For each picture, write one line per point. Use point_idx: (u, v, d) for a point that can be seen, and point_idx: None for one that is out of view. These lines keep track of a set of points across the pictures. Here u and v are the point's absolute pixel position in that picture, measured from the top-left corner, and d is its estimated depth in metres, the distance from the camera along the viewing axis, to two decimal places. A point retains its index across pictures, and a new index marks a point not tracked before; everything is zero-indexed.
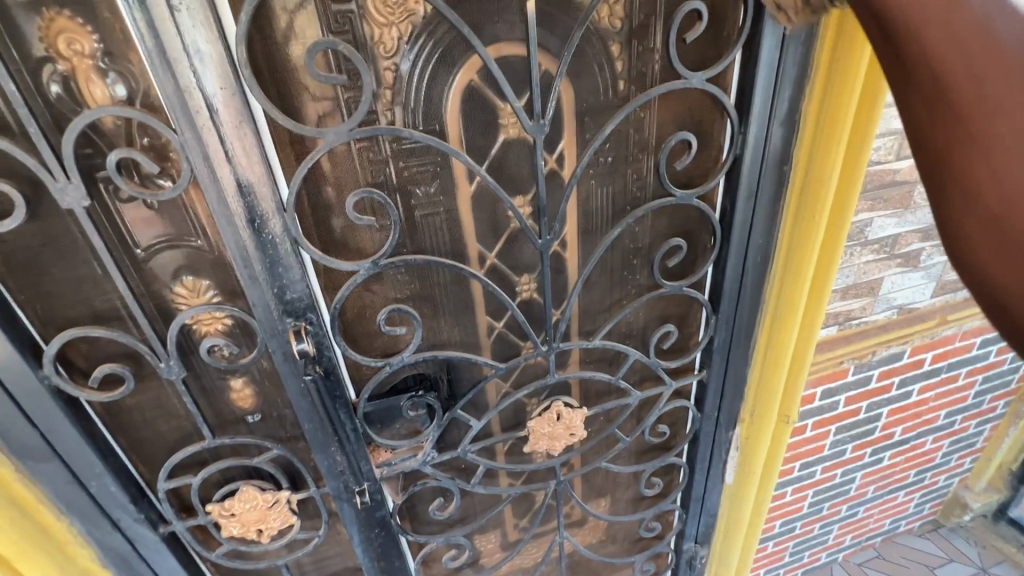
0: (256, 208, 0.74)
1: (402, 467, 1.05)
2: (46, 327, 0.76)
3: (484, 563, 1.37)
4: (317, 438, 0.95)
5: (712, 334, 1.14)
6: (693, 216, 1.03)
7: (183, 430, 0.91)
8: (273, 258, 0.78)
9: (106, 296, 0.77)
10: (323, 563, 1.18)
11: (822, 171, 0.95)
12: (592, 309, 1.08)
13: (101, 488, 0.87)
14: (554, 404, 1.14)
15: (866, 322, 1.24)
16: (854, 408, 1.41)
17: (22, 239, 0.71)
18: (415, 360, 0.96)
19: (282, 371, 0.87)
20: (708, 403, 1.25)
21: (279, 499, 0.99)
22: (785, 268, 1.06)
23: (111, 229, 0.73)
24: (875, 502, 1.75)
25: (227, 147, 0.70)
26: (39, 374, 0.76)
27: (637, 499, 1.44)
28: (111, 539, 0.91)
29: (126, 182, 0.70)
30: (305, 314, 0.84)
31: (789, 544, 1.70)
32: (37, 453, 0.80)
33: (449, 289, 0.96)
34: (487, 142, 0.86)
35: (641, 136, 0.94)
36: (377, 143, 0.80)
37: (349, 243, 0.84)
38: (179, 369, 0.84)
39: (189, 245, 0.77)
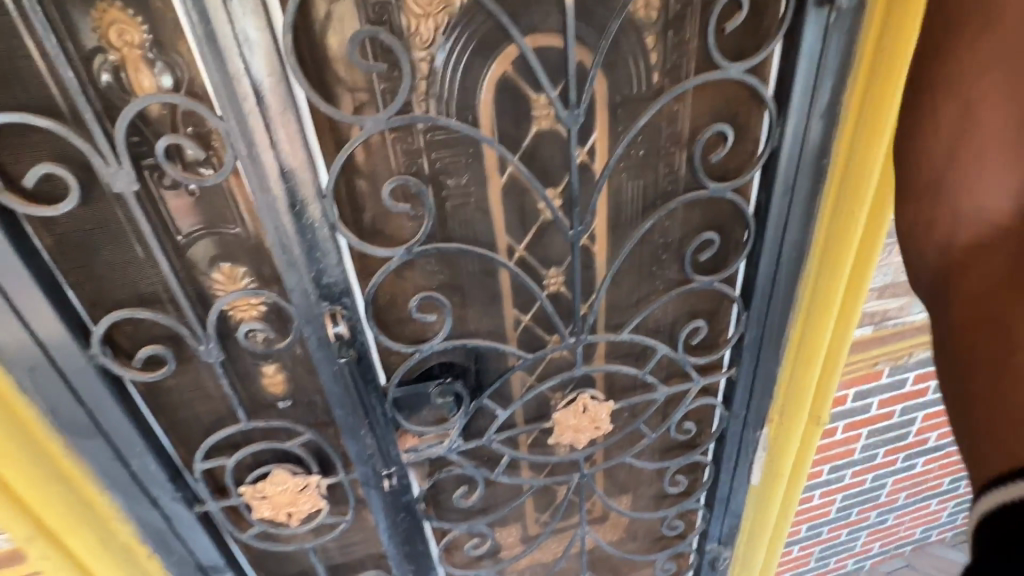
0: (297, 194, 0.76)
1: (428, 454, 1.06)
2: (94, 309, 0.79)
3: (503, 556, 1.37)
4: (347, 423, 0.97)
5: (742, 331, 1.13)
6: (727, 209, 1.02)
7: (218, 412, 0.94)
8: (311, 244, 0.80)
9: (151, 280, 0.80)
10: (348, 549, 1.20)
11: (863, 165, 0.92)
12: (619, 303, 1.07)
13: (141, 466, 0.90)
14: (579, 397, 1.14)
15: (904, 323, 1.20)
16: (888, 412, 1.37)
17: (76, 223, 0.74)
18: (444, 347, 0.97)
19: (317, 356, 0.89)
20: (736, 402, 1.24)
21: (309, 483, 1.02)
22: (821, 265, 1.03)
23: (158, 215, 0.76)
24: (906, 509, 1.70)
25: (271, 135, 0.71)
26: (87, 353, 0.79)
27: (659, 497, 1.43)
28: (149, 516, 0.95)
29: (173, 168, 0.72)
30: (340, 299, 0.85)
31: (814, 550, 1.67)
32: (83, 430, 0.83)
33: (478, 279, 0.96)
34: (519, 133, 0.86)
35: (673, 130, 0.93)
36: (412, 133, 0.81)
37: (383, 230, 0.86)
38: (218, 352, 0.86)
39: (227, 231, 0.79)
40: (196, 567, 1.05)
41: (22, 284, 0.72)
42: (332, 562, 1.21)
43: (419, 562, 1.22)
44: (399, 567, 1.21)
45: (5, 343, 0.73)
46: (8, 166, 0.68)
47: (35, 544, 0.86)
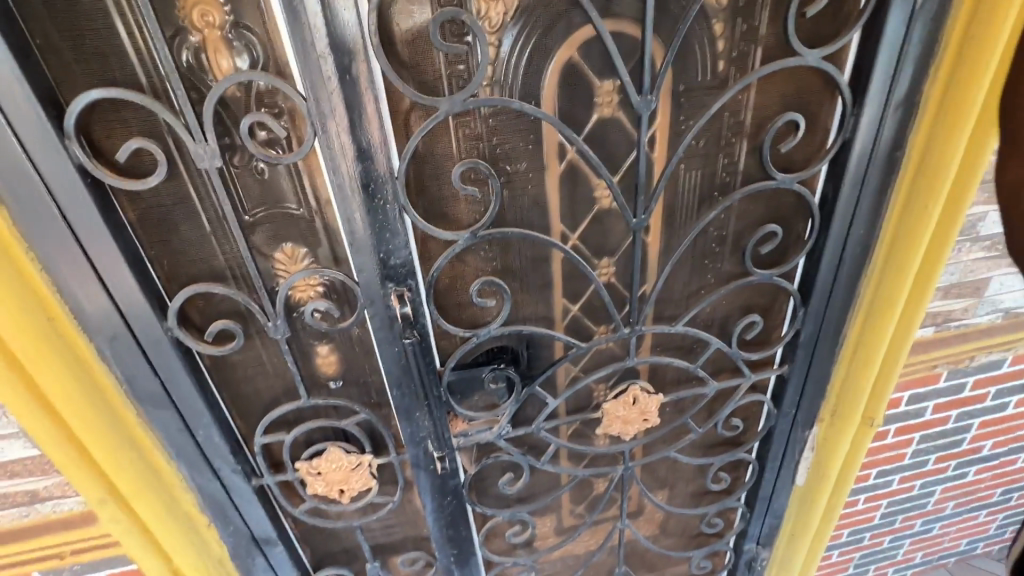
0: (371, 174, 0.77)
1: (477, 438, 1.07)
2: (170, 283, 0.82)
3: (537, 546, 1.37)
4: (403, 404, 0.98)
5: (798, 328, 1.11)
6: (790, 201, 1.00)
7: (277, 389, 0.96)
8: (381, 224, 0.81)
9: (223, 257, 0.83)
10: (390, 530, 1.22)
11: (942, 156, 0.89)
12: (672, 296, 1.06)
13: (206, 437, 0.93)
14: (629, 389, 1.13)
15: (967, 325, 1.15)
16: (942, 417, 1.33)
17: (159, 198, 0.76)
18: (500, 333, 0.98)
19: (380, 336, 0.91)
20: (786, 400, 1.22)
21: (362, 462, 1.04)
22: (888, 261, 1.01)
23: (235, 192, 0.78)
24: (953, 519, 1.65)
25: (351, 115, 0.72)
26: (163, 325, 0.82)
27: (699, 494, 1.41)
28: (210, 486, 0.98)
29: (255, 143, 0.74)
30: (406, 281, 0.87)
31: (855, 556, 1.62)
32: (154, 400, 0.87)
33: (534, 267, 0.97)
34: (582, 120, 0.85)
35: (736, 120, 0.91)
36: (474, 118, 0.81)
37: (447, 214, 0.87)
38: (285, 328, 0.88)
39: (287, 211, 0.81)
40: (250, 539, 1.08)
41: (109, 255, 0.75)
42: (375, 542, 1.23)
43: (460, 546, 1.23)
44: (440, 550, 1.23)
45: (91, 311, 0.77)
46: (100, 141, 0.70)
47: (107, 507, 0.90)
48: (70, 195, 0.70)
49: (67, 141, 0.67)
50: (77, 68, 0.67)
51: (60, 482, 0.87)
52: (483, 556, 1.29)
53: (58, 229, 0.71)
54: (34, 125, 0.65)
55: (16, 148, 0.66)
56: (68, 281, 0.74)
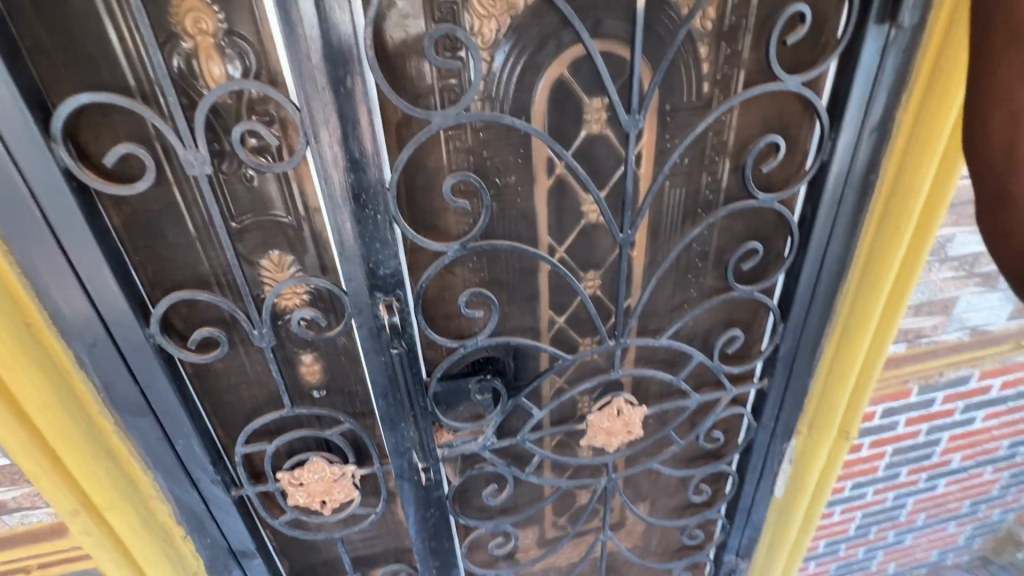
0: (363, 184, 0.77)
1: (462, 449, 1.07)
2: (154, 289, 0.81)
3: (519, 559, 1.36)
4: (389, 414, 0.98)
5: (777, 343, 1.14)
6: (770, 219, 1.03)
7: (260, 398, 0.95)
8: (371, 234, 0.81)
9: (209, 264, 0.82)
10: (371, 543, 1.20)
11: (912, 181, 0.93)
12: (656, 309, 1.08)
13: (186, 447, 0.92)
14: (614, 400, 1.14)
15: (936, 341, 1.20)
16: (914, 430, 1.37)
17: (146, 203, 0.76)
18: (487, 344, 0.99)
19: (367, 346, 0.90)
20: (766, 413, 1.25)
21: (345, 472, 1.03)
22: (862, 280, 1.04)
23: (224, 199, 0.78)
24: (924, 530, 1.69)
25: (343, 126, 0.73)
26: (146, 332, 0.81)
27: (681, 506, 1.42)
28: (188, 496, 0.96)
29: (246, 150, 0.74)
30: (395, 291, 0.87)
31: (830, 567, 1.65)
32: (133, 408, 0.85)
33: (521, 278, 0.98)
34: (570, 136, 0.87)
35: (720, 140, 0.94)
36: (464, 132, 0.82)
37: (437, 225, 0.88)
38: (270, 337, 0.88)
39: (274, 217, 0.81)
40: (227, 551, 1.06)
41: (93, 261, 0.74)
42: (355, 554, 1.21)
43: (443, 558, 1.22)
44: (423, 562, 1.21)
45: (71, 317, 0.76)
46: (88, 145, 0.70)
47: (79, 518, 0.87)
48: (53, 199, 0.69)
49: (53, 145, 0.67)
50: (65, 72, 0.66)
51: (29, 493, 0.85)
52: (466, 568, 1.29)
53: (40, 233, 0.70)
54: (19, 127, 0.64)
55: (0, 150, 0.65)
56: (48, 285, 0.73)
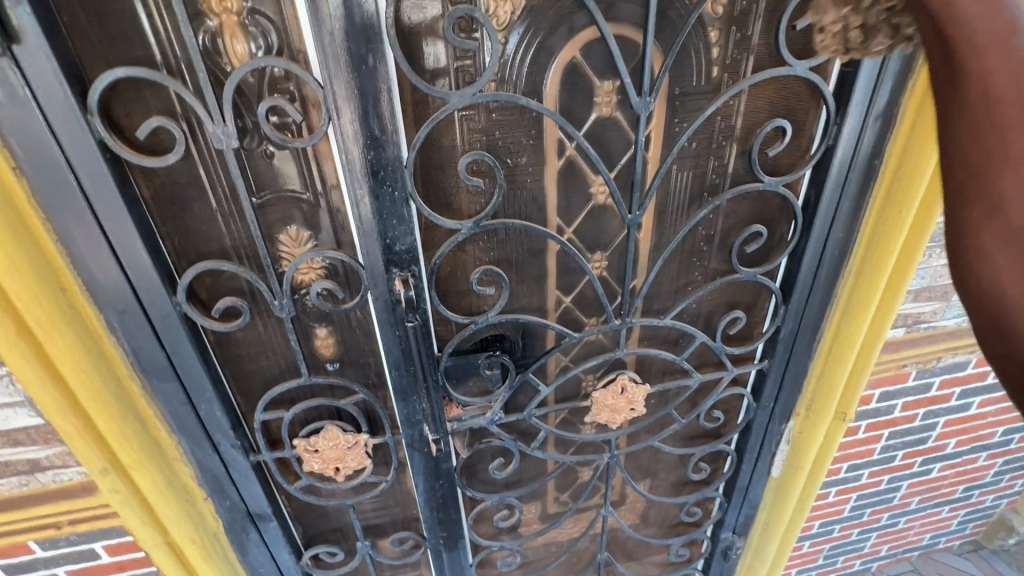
0: (383, 160, 0.80)
1: (471, 423, 1.11)
2: (180, 259, 0.85)
3: (521, 532, 1.41)
4: (402, 386, 1.02)
5: (779, 325, 1.17)
6: (775, 203, 1.06)
7: (278, 367, 1.00)
8: (389, 210, 0.84)
9: (231, 236, 0.86)
10: (381, 512, 1.26)
11: (917, 162, 0.94)
12: (661, 290, 1.11)
13: (208, 412, 0.96)
14: (618, 378, 1.18)
15: (935, 327, 1.22)
16: (911, 415, 1.40)
17: (174, 175, 0.79)
18: (497, 321, 1.02)
19: (382, 318, 0.94)
20: (765, 394, 1.28)
21: (358, 441, 1.07)
22: (863, 265, 1.07)
23: (247, 174, 0.81)
24: (917, 514, 1.73)
25: (364, 104, 0.75)
26: (172, 300, 0.85)
27: (680, 482, 1.47)
28: (209, 459, 1.02)
29: (271, 126, 0.76)
30: (410, 266, 0.90)
31: (824, 547, 1.70)
32: (161, 372, 0.90)
33: (531, 256, 1.01)
34: (582, 117, 0.90)
35: (727, 125, 0.96)
36: (478, 112, 0.85)
37: (451, 203, 0.91)
38: (290, 307, 0.91)
39: (295, 193, 0.84)
40: (245, 513, 1.11)
41: (124, 230, 0.77)
42: (366, 522, 1.26)
43: (450, 528, 1.27)
44: (430, 531, 1.27)
45: (104, 284, 0.80)
46: (121, 119, 0.73)
47: (108, 477, 0.91)
48: (88, 170, 0.72)
49: (90, 117, 0.70)
50: (99, 46, 0.69)
51: (61, 452, 0.89)
52: (472, 538, 1.34)
53: (76, 202, 0.73)
54: (58, 99, 0.68)
55: (40, 121, 0.68)
56: (81, 251, 0.77)
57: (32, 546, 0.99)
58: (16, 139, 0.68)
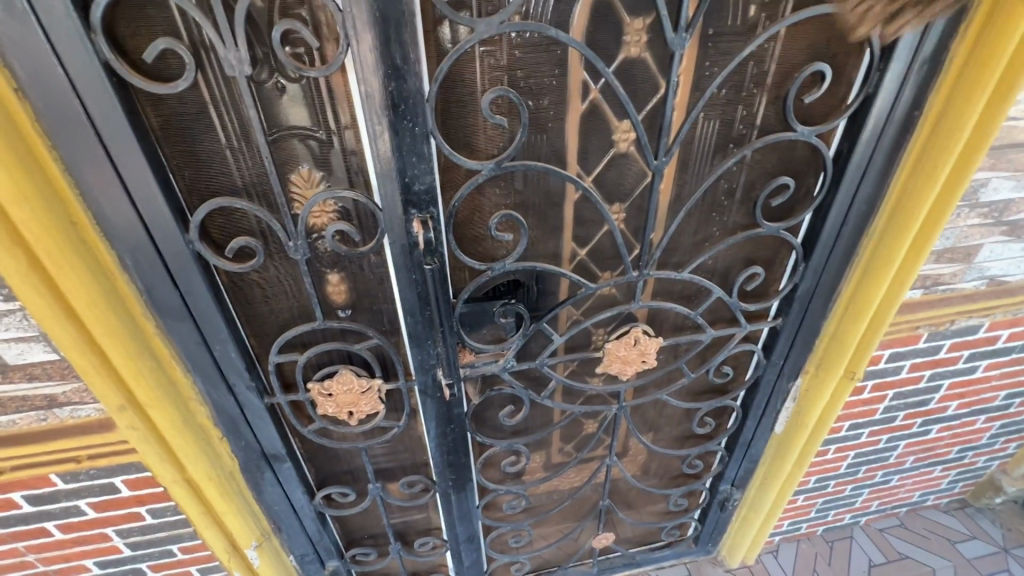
0: (403, 92, 0.76)
1: (483, 370, 1.11)
2: (192, 197, 0.83)
3: (526, 479, 1.45)
4: (416, 332, 1.01)
5: (796, 282, 1.16)
6: (803, 154, 1.02)
7: (292, 311, 0.99)
8: (408, 149, 0.80)
9: (243, 172, 0.83)
10: (392, 456, 1.28)
11: (957, 120, 0.89)
12: (680, 244, 1.09)
13: (223, 352, 0.97)
14: (631, 330, 1.17)
15: (952, 289, 1.21)
16: (917, 376, 1.40)
17: (182, 104, 0.76)
18: (514, 268, 1.00)
19: (399, 262, 0.92)
20: (776, 351, 1.29)
21: (372, 386, 1.08)
22: (889, 223, 1.04)
23: (259, 107, 0.77)
24: (910, 472, 1.78)
25: (385, 30, 0.70)
26: (185, 238, 0.83)
27: (683, 436, 1.50)
28: (224, 399, 1.03)
29: (285, 55, 0.72)
30: (428, 208, 0.87)
31: (817, 501, 1.76)
32: (175, 312, 0.89)
33: (550, 203, 0.98)
34: (609, 57, 0.85)
35: (760, 70, 0.91)
36: (502, 47, 0.80)
37: (472, 144, 0.87)
38: (305, 249, 0.89)
39: (310, 129, 0.80)
40: (260, 453, 1.14)
41: (135, 163, 0.75)
42: (377, 465, 1.29)
43: (459, 472, 1.30)
44: (440, 474, 1.30)
45: (114, 219, 0.78)
46: (125, 39, 0.69)
47: (125, 414, 0.92)
48: (96, 96, 0.69)
49: (93, 36, 0.66)
50: None
51: (78, 389, 0.89)
52: (479, 481, 1.37)
53: (84, 131, 0.70)
54: (59, 15, 0.63)
55: (40, 39, 0.64)
56: (90, 184, 0.74)
57: (53, 479, 1.01)
58: (15, 59, 0.64)
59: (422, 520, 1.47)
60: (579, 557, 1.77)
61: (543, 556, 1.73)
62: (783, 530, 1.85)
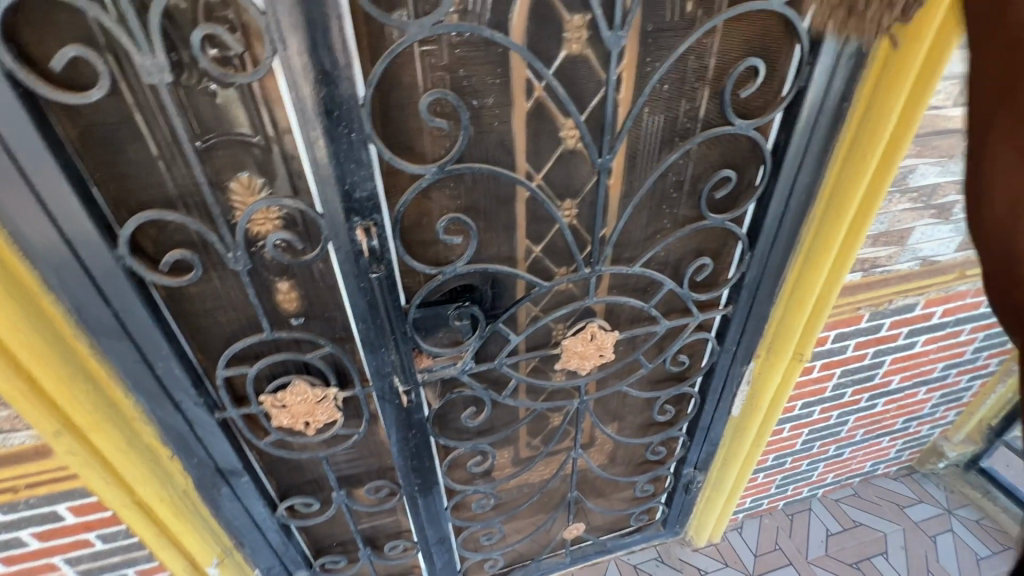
0: (335, 97, 0.74)
1: (442, 373, 1.11)
2: (119, 210, 0.79)
3: (495, 476, 1.46)
4: (369, 339, 1.00)
5: (743, 271, 1.20)
6: (744, 147, 1.05)
7: (238, 323, 0.96)
8: (346, 154, 0.79)
9: (175, 182, 0.79)
10: (355, 462, 1.27)
11: (883, 110, 0.94)
12: (631, 238, 1.11)
13: (165, 369, 0.93)
14: (587, 326, 1.19)
15: (889, 271, 1.27)
16: (862, 353, 1.47)
17: (101, 114, 0.72)
18: (465, 271, 1.00)
19: (345, 269, 0.91)
20: (729, 338, 1.33)
21: (328, 395, 1.06)
22: (827, 210, 1.08)
23: (186, 115, 0.74)
24: (861, 444, 1.87)
25: (312, 34, 0.69)
26: (114, 254, 0.79)
27: (646, 425, 1.53)
28: (172, 418, 0.99)
29: (210, 60, 0.69)
30: (372, 215, 0.86)
31: (776, 477, 1.83)
32: (110, 331, 0.85)
33: (498, 203, 0.97)
34: (550, 55, 0.84)
35: (700, 65, 0.93)
36: (441, 47, 0.79)
37: (414, 147, 0.86)
38: (245, 260, 0.87)
39: (243, 136, 0.77)
40: (214, 469, 1.10)
41: (52, 178, 0.71)
42: (340, 473, 1.28)
43: (424, 476, 1.30)
44: (405, 479, 1.29)
45: (33, 238, 0.73)
46: (31, 46, 0.65)
47: (63, 440, 0.88)
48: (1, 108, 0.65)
49: None
50: None
51: (8, 416, 0.84)
52: (446, 483, 1.37)
53: None
54: None
55: None
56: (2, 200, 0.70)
57: None
58: None
59: (392, 523, 1.46)
60: (552, 548, 1.79)
61: (517, 550, 1.75)
62: (745, 507, 1.92)
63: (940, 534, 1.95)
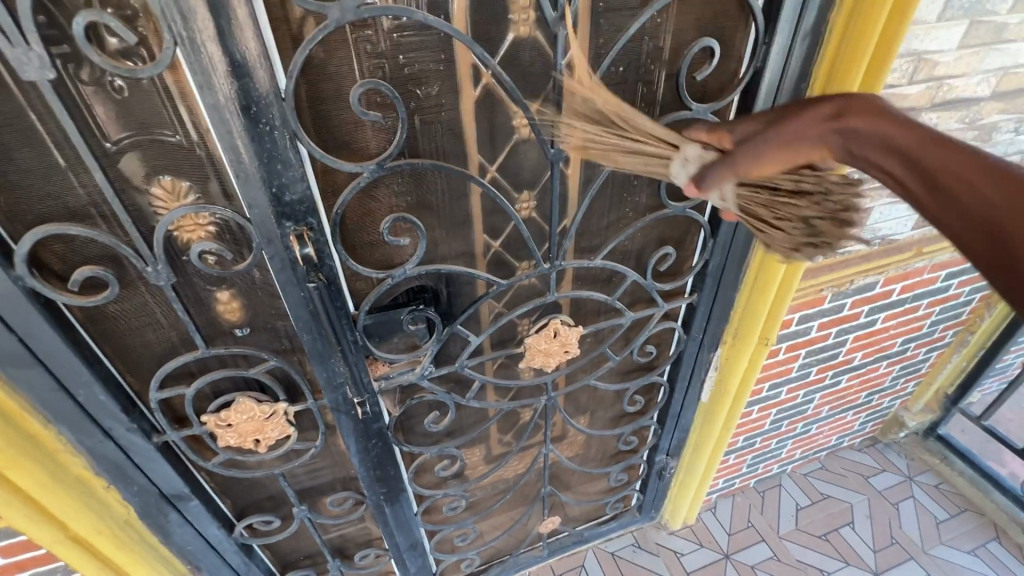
0: (252, 91, 0.67)
1: (399, 380, 1.06)
2: (14, 225, 0.70)
3: (465, 477, 1.42)
4: (316, 349, 0.94)
5: (706, 258, 1.18)
6: None
7: (168, 341, 0.88)
8: (270, 152, 0.72)
9: (82, 190, 0.71)
10: (315, 474, 1.21)
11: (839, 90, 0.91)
12: (593, 230, 1.07)
13: (89, 396, 0.85)
14: (550, 322, 1.15)
15: (849, 252, 1.28)
16: (825, 333, 1.48)
17: None
18: (415, 273, 0.94)
19: (284, 279, 0.84)
20: (695, 325, 1.32)
21: (277, 410, 1.00)
22: None
23: (82, 115, 0.66)
24: (826, 420, 1.91)
25: (219, 21, 0.61)
26: (11, 275, 0.70)
27: (617, 416, 1.52)
28: (102, 446, 0.91)
29: (101, 54, 0.61)
30: (306, 219, 0.79)
31: (747, 458, 1.85)
32: (16, 360, 0.76)
33: (448, 199, 0.91)
34: (495, 38, 0.78)
35: (655, 46, 0.88)
36: (375, 32, 0.72)
37: (351, 143, 0.79)
38: (168, 275, 0.80)
39: (163, 137, 0.69)
40: (159, 496, 1.03)
41: None
42: (300, 487, 1.21)
43: (389, 484, 1.25)
44: (369, 489, 1.24)
45: None
46: None
47: None
48: None
49: None
50: None
51: None
52: (414, 489, 1.33)
53: None
54: None
55: None
56: None
57: None
58: None
59: (360, 532, 1.41)
60: (529, 542, 1.77)
61: (494, 547, 1.73)
62: (718, 488, 1.94)
63: (902, 501, 2.02)
